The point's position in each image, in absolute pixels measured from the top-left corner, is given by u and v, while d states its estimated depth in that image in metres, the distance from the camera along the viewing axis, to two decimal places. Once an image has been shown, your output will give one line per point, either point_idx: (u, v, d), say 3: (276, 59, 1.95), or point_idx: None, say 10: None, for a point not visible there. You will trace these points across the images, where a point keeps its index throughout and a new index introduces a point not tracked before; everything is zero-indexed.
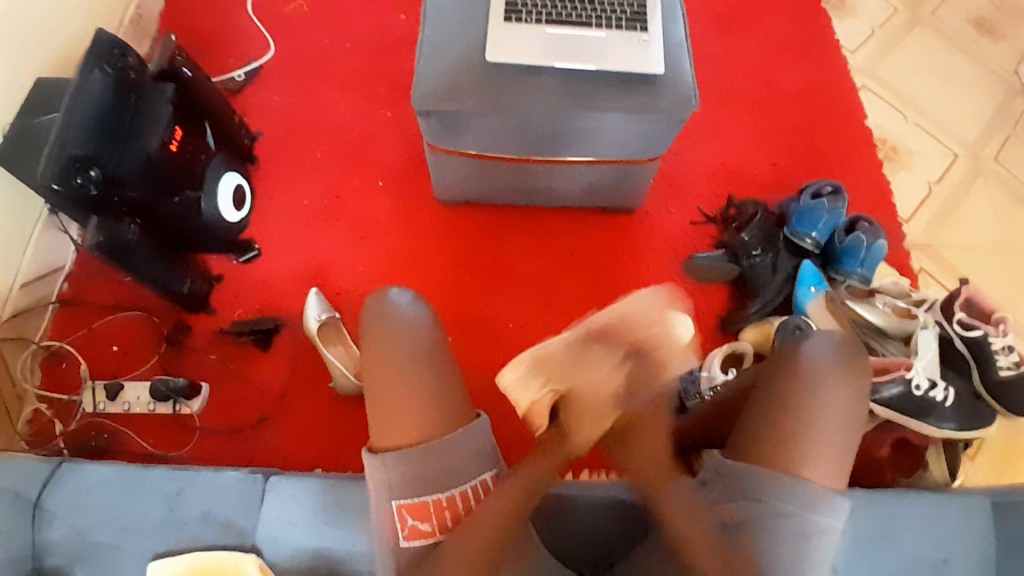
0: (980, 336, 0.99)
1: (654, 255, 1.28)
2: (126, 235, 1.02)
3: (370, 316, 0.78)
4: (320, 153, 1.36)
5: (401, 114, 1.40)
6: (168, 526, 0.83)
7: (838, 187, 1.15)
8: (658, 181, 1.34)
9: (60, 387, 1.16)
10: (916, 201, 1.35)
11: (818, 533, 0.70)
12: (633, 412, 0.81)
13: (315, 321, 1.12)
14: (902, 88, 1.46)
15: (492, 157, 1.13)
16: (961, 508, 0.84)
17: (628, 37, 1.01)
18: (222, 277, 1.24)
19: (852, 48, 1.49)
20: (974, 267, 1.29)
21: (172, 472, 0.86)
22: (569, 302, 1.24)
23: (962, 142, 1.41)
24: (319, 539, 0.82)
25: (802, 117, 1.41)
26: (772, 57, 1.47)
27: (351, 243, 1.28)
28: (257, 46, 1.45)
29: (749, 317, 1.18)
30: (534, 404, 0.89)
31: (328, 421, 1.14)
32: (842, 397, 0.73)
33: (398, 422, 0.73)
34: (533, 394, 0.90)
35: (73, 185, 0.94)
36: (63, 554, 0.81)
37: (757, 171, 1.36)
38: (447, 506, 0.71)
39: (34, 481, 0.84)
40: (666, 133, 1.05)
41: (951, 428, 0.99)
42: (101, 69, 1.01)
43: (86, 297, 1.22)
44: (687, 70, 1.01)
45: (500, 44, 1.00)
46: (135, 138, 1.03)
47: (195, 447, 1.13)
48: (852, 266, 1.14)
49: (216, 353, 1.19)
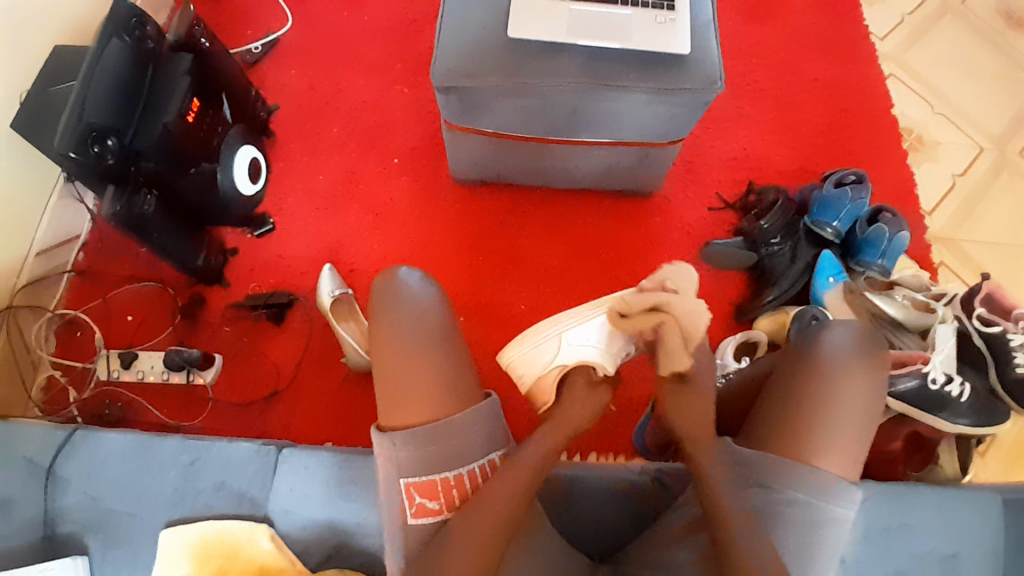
0: (999, 333, 0.98)
1: (671, 242, 1.27)
2: (143, 207, 1.02)
3: (382, 296, 0.78)
4: (337, 129, 1.35)
5: (418, 91, 1.39)
6: (181, 495, 0.83)
7: (862, 177, 1.14)
8: (678, 166, 1.33)
9: (75, 355, 1.17)
10: (939, 194, 1.32)
11: (829, 523, 0.70)
12: (533, 472, 0.71)
13: (328, 296, 1.12)
14: (930, 78, 1.43)
15: (509, 137, 1.12)
16: (974, 504, 0.84)
17: (654, 16, 0.99)
18: (237, 251, 1.25)
19: (881, 36, 1.46)
20: (995, 264, 1.27)
21: (187, 442, 0.87)
22: (584, 286, 1.24)
23: (988, 136, 1.38)
24: (331, 513, 0.82)
25: (826, 105, 1.39)
26: (797, 43, 1.44)
27: (365, 220, 1.28)
28: (275, 18, 1.44)
29: (766, 306, 1.17)
30: (540, 378, 0.87)
31: (339, 398, 1.15)
32: (859, 388, 0.72)
33: (410, 401, 0.73)
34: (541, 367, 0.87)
35: (90, 154, 0.93)
36: (76, 523, 0.82)
37: (778, 159, 1.34)
38: (455, 485, 0.71)
39: (49, 449, 0.86)
40: (688, 116, 1.04)
41: (965, 424, 0.98)
42: (120, 39, 0.98)
43: (101, 267, 1.23)
44: (713, 52, 0.99)
45: (522, 20, 0.98)
46: (153, 109, 1.03)
47: (208, 418, 1.14)
48: (872, 257, 1.12)
49: (230, 326, 1.20)
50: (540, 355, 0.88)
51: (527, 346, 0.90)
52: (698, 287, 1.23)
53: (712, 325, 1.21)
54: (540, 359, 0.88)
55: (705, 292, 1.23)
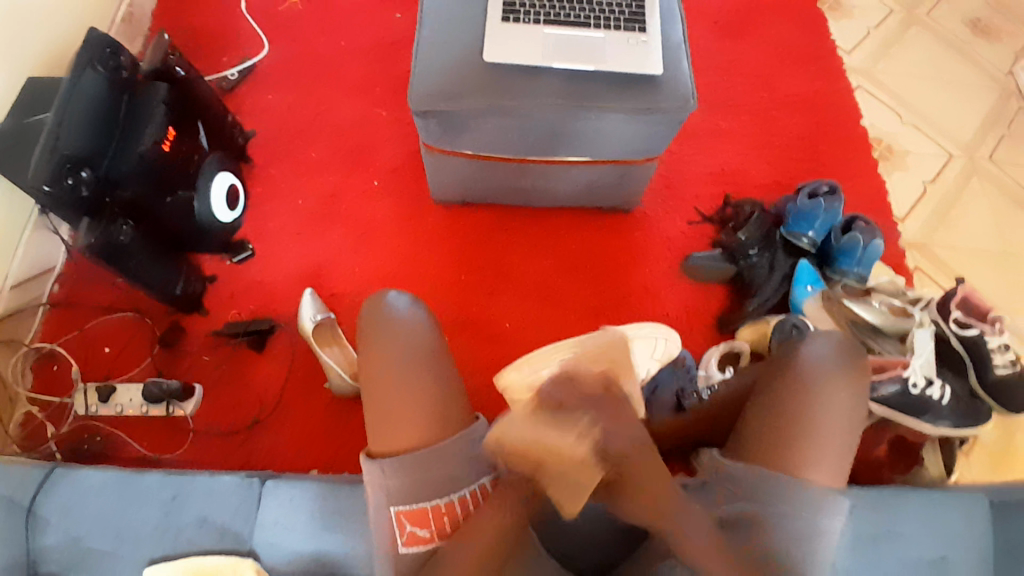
0: (976, 336, 0.99)
1: (652, 256, 1.28)
2: (120, 237, 1.00)
3: (368, 322, 0.77)
4: (316, 153, 1.35)
5: (397, 113, 1.40)
6: (164, 531, 0.81)
7: (834, 187, 1.15)
8: (656, 181, 1.34)
9: (51, 390, 1.15)
10: (911, 200, 1.35)
11: (818, 533, 0.70)
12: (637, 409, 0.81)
13: (309, 321, 1.11)
14: (898, 89, 1.46)
15: (490, 157, 1.12)
16: (960, 506, 0.84)
17: (626, 38, 1.01)
18: (216, 278, 1.23)
19: (848, 49, 1.49)
20: (970, 269, 1.29)
21: (168, 477, 0.85)
22: (568, 303, 1.24)
23: (956, 143, 1.41)
24: (317, 543, 0.81)
25: (798, 117, 1.42)
26: (768, 57, 1.47)
27: (348, 244, 1.27)
28: (252, 44, 1.44)
29: (747, 316, 1.18)
30: (527, 404, 0.88)
31: (323, 424, 1.13)
32: (842, 399, 0.73)
33: (399, 427, 0.72)
34: (531, 390, 0.89)
35: (64, 186, 0.93)
36: (56, 563, 0.80)
37: (754, 172, 1.36)
38: (446, 512, 0.71)
39: (27, 487, 0.83)
40: (665, 133, 1.05)
41: (947, 426, 1.00)
42: (94, 69, 1.00)
43: (77, 299, 1.21)
44: (686, 71, 1.01)
45: (499, 43, 1.00)
46: (129, 139, 1.02)
47: (190, 451, 1.12)
48: (849, 265, 1.14)
49: (211, 355, 1.18)
50: (531, 378, 0.89)
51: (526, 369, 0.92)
52: (681, 300, 1.24)
53: (694, 336, 1.21)
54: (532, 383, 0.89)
55: (687, 306, 1.23)
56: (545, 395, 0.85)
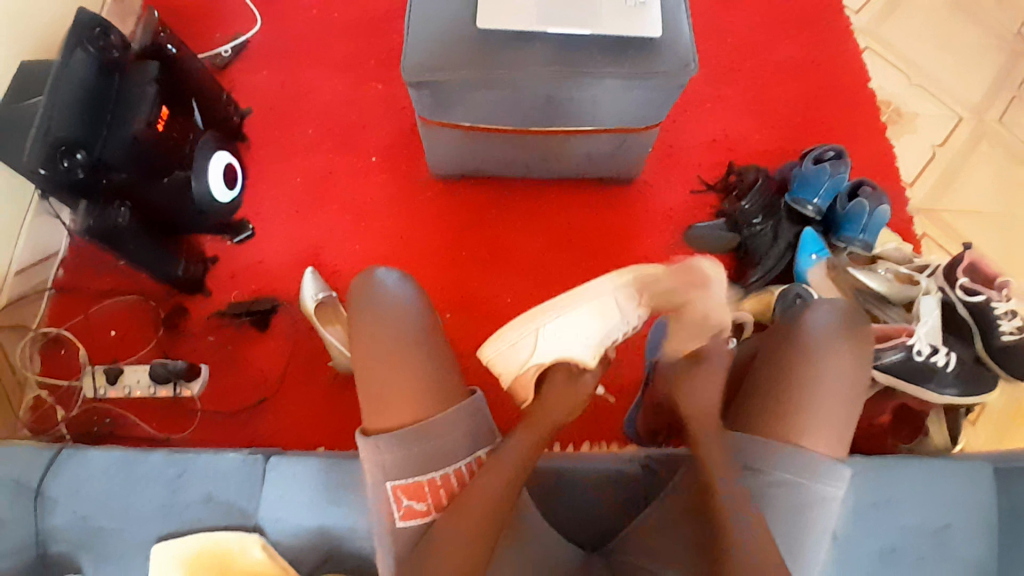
0: (982, 302, 0.98)
1: (655, 227, 1.26)
2: (116, 220, 1.01)
3: (359, 297, 0.77)
4: (311, 130, 1.34)
5: (392, 88, 1.38)
6: (170, 508, 0.83)
7: (840, 151, 1.13)
8: (657, 151, 1.32)
9: (61, 373, 1.16)
10: (919, 165, 1.32)
11: (816, 502, 0.70)
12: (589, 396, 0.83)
13: (312, 300, 1.11)
14: (906, 49, 1.42)
15: (485, 129, 1.11)
16: (964, 474, 0.84)
17: (624, 0, 0.98)
18: (216, 258, 1.23)
19: (855, 9, 1.45)
20: (979, 234, 1.27)
21: (172, 456, 0.86)
22: (567, 277, 1.23)
23: (967, 105, 1.38)
24: (321, 518, 0.82)
25: (802, 81, 1.38)
26: (772, 20, 1.43)
27: (346, 221, 1.27)
28: (244, 20, 1.42)
29: (749, 286, 1.17)
30: (518, 376, 0.86)
31: (327, 401, 1.15)
32: (842, 368, 0.72)
33: (392, 401, 0.72)
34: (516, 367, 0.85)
35: (59, 169, 0.93)
36: (67, 542, 0.82)
37: (756, 139, 1.34)
38: (442, 485, 0.71)
39: (35, 469, 0.85)
40: (663, 100, 1.03)
41: (952, 393, 0.99)
42: (83, 49, 1.00)
43: (80, 283, 1.22)
44: (686, 33, 0.99)
45: (491, 9, 0.97)
46: (119, 120, 1.02)
47: (197, 430, 1.14)
48: (854, 233, 1.12)
49: (214, 335, 1.19)
50: (515, 352, 0.85)
51: (503, 344, 0.86)
52: None
53: None
54: (518, 357, 0.85)
55: None
56: (539, 366, 0.84)
